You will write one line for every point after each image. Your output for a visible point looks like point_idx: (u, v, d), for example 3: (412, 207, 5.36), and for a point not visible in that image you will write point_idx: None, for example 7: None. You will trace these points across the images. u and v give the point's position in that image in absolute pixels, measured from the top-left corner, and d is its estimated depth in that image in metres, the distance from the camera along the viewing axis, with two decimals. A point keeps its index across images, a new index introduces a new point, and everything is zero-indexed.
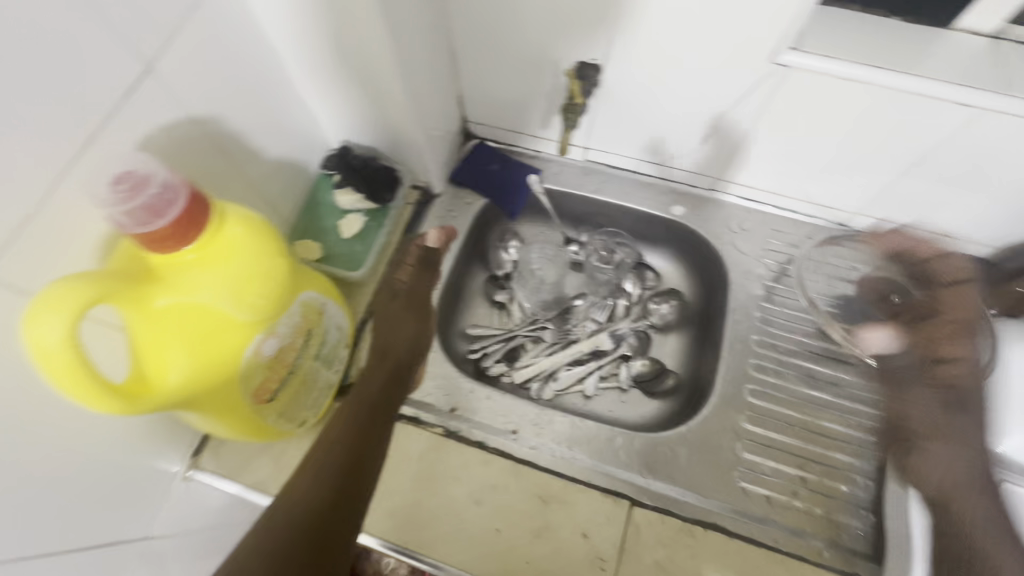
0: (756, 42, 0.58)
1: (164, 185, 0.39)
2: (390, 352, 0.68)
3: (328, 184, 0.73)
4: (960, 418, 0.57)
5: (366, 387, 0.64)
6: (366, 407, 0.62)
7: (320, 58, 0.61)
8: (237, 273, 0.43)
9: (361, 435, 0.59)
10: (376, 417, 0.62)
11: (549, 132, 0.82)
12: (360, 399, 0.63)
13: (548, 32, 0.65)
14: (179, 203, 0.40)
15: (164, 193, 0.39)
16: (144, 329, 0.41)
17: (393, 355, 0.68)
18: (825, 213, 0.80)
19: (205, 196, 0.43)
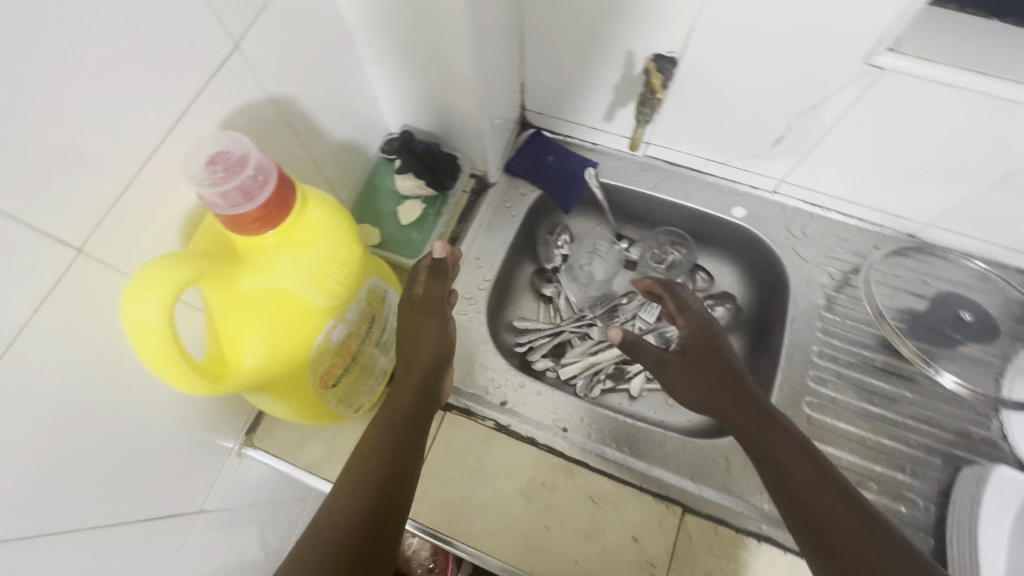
0: (850, 41, 0.55)
1: (258, 167, 0.38)
2: (412, 363, 0.61)
3: (389, 169, 0.72)
4: (687, 357, 0.61)
5: (398, 398, 0.59)
6: (396, 417, 0.57)
7: (392, 40, 0.59)
8: (317, 257, 0.43)
9: (395, 448, 0.55)
10: (407, 429, 0.57)
11: (610, 125, 0.79)
12: (392, 410, 0.58)
13: (626, 22, 0.63)
14: (269, 186, 0.39)
15: (258, 175, 0.38)
16: (227, 311, 0.41)
17: (418, 364, 0.61)
18: (894, 223, 0.76)
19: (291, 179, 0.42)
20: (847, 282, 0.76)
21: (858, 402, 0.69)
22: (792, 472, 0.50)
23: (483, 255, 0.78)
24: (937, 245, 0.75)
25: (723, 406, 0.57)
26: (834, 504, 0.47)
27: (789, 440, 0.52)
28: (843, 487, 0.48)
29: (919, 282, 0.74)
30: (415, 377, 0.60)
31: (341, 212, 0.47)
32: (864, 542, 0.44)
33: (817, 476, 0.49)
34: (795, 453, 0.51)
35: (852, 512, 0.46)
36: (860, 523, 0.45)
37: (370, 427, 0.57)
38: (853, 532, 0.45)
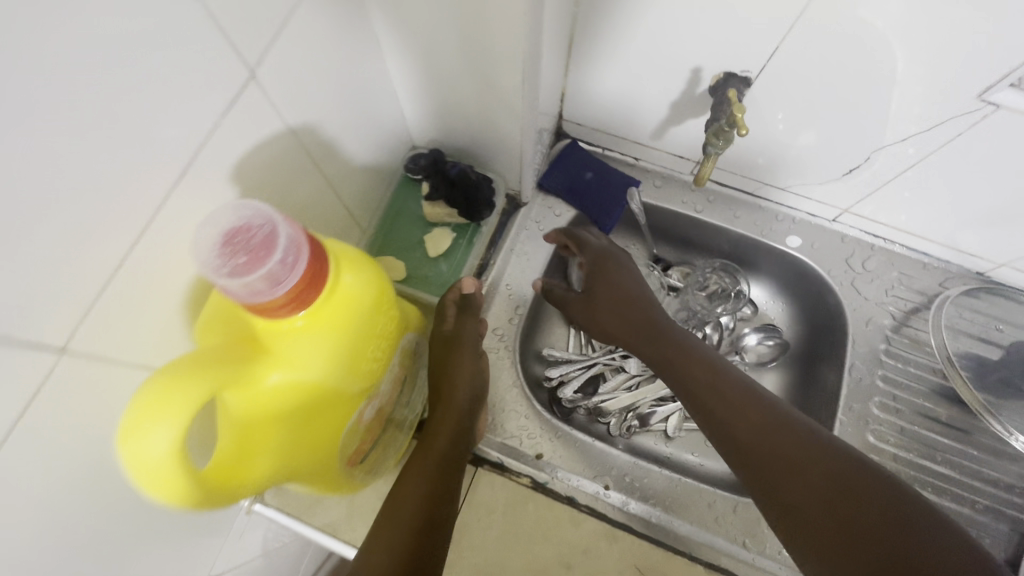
0: (965, 74, 0.48)
1: (287, 248, 0.31)
2: (444, 410, 0.55)
3: (414, 192, 0.65)
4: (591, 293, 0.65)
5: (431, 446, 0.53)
6: (429, 474, 0.51)
7: (426, 54, 0.50)
8: (352, 342, 0.37)
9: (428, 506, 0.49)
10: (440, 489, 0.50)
11: (659, 141, 0.71)
12: (424, 460, 0.52)
13: (698, 36, 0.54)
14: (302, 267, 0.32)
15: (287, 258, 0.31)
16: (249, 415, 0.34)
17: (452, 409, 0.55)
18: (963, 260, 0.70)
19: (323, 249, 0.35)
20: (907, 323, 0.70)
21: (921, 461, 0.64)
22: (688, 368, 0.56)
23: (514, 282, 0.71)
24: (1008, 285, 0.69)
25: (630, 328, 0.62)
26: (725, 386, 0.53)
27: (681, 343, 0.58)
28: (728, 375, 0.54)
29: (989, 327, 0.68)
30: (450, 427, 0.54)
31: (373, 269, 0.40)
32: (749, 414, 0.50)
33: (707, 370, 0.55)
34: (687, 352, 0.57)
35: (740, 390, 0.52)
36: (745, 400, 0.51)
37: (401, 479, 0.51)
38: (741, 407, 0.51)
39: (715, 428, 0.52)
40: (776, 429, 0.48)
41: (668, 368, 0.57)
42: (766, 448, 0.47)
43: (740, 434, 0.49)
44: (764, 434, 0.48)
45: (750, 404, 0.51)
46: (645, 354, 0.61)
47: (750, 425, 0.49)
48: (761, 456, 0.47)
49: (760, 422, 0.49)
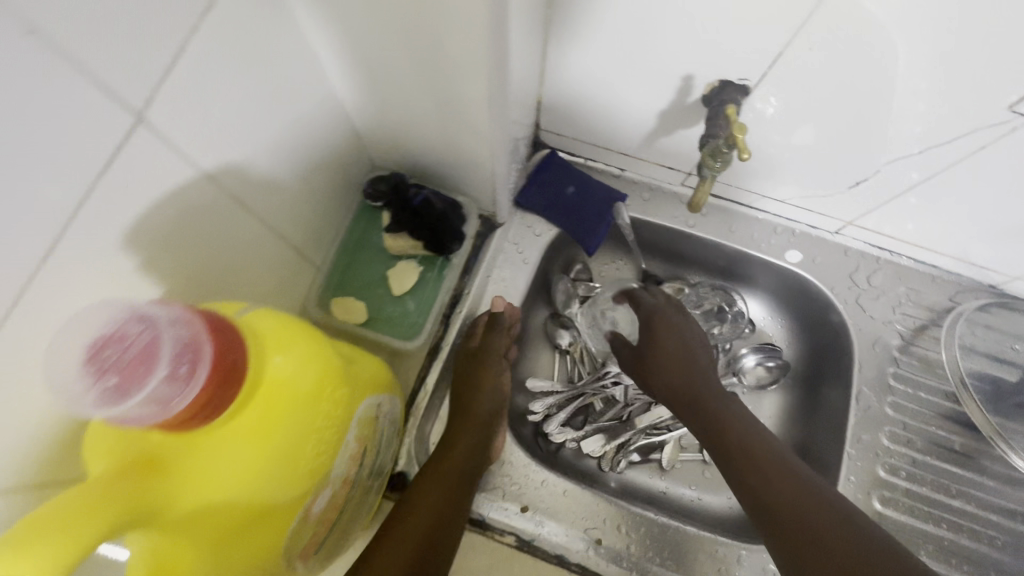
0: (992, 83, 0.42)
1: (173, 357, 0.26)
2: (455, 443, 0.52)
3: (374, 222, 0.58)
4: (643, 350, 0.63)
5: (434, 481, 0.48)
6: (432, 514, 0.46)
7: (377, 71, 0.43)
8: (279, 445, 0.31)
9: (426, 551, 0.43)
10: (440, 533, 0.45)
11: (647, 152, 0.65)
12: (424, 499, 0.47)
13: (690, 40, 0.47)
14: (200, 378, 0.27)
15: (175, 371, 0.26)
16: (156, 552, 0.28)
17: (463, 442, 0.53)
18: (975, 272, 0.65)
19: (235, 338, 0.29)
20: (915, 342, 0.65)
21: (935, 495, 0.60)
22: (724, 428, 0.54)
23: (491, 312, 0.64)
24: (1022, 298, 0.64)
25: (667, 383, 0.60)
26: (763, 453, 0.51)
27: (718, 401, 0.56)
28: (767, 442, 0.52)
29: (1004, 345, 0.63)
30: (465, 450, 0.52)
31: (312, 344, 0.34)
32: (786, 484, 0.48)
33: (745, 433, 0.53)
34: (726, 412, 0.55)
35: (776, 459, 0.50)
36: (784, 471, 0.49)
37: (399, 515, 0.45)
38: (777, 477, 0.49)
39: (744, 495, 0.50)
40: (813, 505, 0.46)
41: (703, 425, 0.56)
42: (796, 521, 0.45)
43: (772, 502, 0.47)
44: (797, 506, 0.46)
45: (786, 474, 0.49)
46: (681, 411, 0.59)
47: (781, 499, 0.47)
48: (793, 529, 0.45)
49: (797, 495, 0.47)
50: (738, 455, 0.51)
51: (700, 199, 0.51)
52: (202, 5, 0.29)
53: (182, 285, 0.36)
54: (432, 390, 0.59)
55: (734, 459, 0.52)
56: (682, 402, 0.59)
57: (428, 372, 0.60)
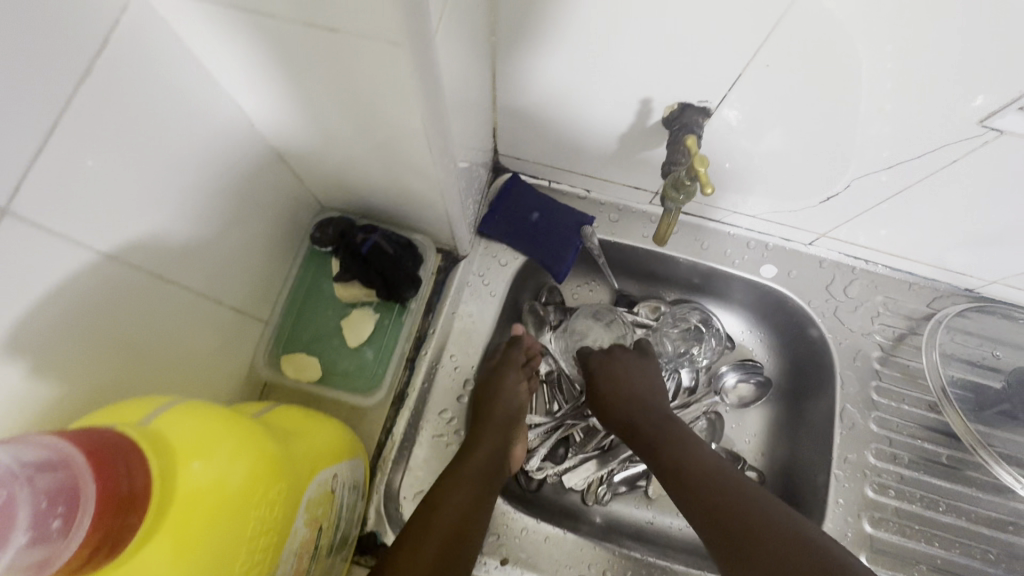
0: (953, 99, 0.40)
1: (39, 517, 0.23)
2: (469, 461, 0.51)
3: (324, 271, 0.57)
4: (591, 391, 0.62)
5: (450, 495, 0.48)
6: (448, 529, 0.47)
7: (305, 119, 0.40)
8: (198, 565, 0.28)
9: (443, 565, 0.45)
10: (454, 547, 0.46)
11: (610, 173, 0.62)
12: (444, 514, 0.47)
13: (640, 64, 0.45)
14: (81, 524, 0.24)
15: (46, 531, 0.23)
16: None
17: (478, 458, 0.52)
18: (952, 278, 0.63)
19: (128, 457, 0.26)
20: (896, 352, 0.64)
21: (925, 511, 0.59)
22: (676, 456, 0.53)
23: (459, 351, 0.59)
24: (1001, 301, 0.63)
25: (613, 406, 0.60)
26: (711, 476, 0.50)
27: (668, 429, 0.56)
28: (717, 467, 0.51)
29: (985, 350, 0.62)
30: (483, 455, 0.52)
31: (242, 437, 0.31)
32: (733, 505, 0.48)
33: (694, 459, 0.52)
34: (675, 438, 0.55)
35: (728, 482, 0.49)
36: (731, 490, 0.49)
37: (418, 528, 0.46)
38: (725, 500, 0.48)
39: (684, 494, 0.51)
40: (757, 525, 0.45)
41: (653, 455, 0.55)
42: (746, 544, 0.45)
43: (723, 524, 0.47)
44: (746, 529, 0.46)
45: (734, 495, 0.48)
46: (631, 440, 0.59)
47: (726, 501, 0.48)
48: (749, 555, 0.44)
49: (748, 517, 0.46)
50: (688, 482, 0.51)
51: (664, 233, 0.49)
52: (72, 79, 0.27)
53: (94, 380, 0.33)
54: (400, 440, 0.55)
55: (686, 487, 0.51)
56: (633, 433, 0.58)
57: (395, 421, 0.56)
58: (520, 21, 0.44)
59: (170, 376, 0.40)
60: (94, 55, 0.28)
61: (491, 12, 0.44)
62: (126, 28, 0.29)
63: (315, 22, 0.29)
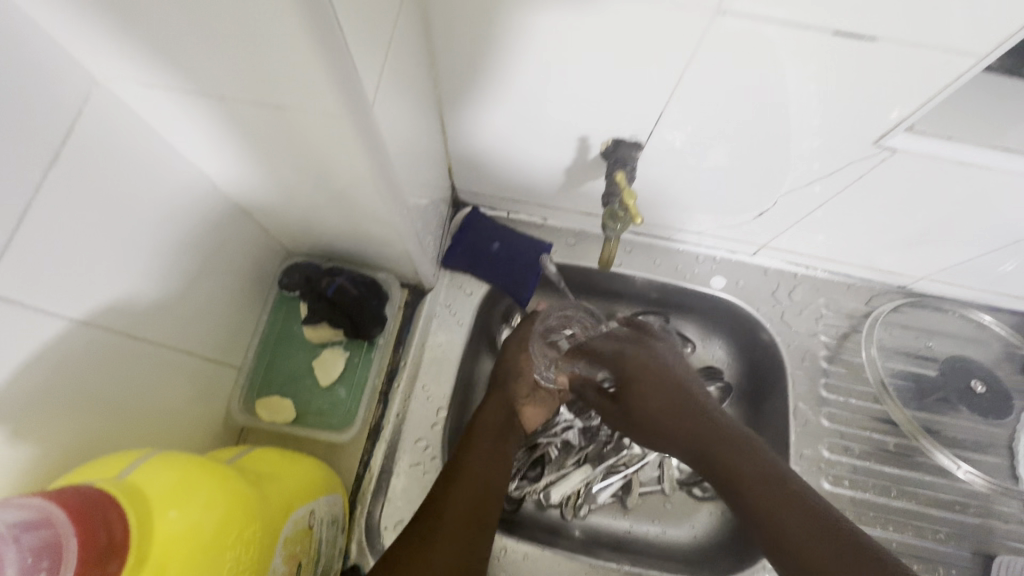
0: (847, 125, 0.45)
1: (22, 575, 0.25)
2: (483, 421, 0.58)
3: (295, 315, 0.59)
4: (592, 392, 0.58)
5: (475, 451, 0.55)
6: (480, 475, 0.54)
7: (264, 178, 0.43)
8: None
9: (476, 503, 0.52)
10: (487, 491, 0.53)
11: (562, 202, 0.66)
12: (470, 462, 0.54)
13: (574, 107, 0.49)
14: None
15: None
16: None
17: (489, 417, 0.59)
18: (885, 277, 0.68)
19: (108, 511, 0.28)
20: (841, 349, 0.69)
21: (879, 498, 0.63)
22: (734, 474, 0.47)
23: (430, 380, 0.61)
24: (930, 294, 0.68)
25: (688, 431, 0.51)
26: (788, 505, 0.43)
27: (744, 445, 0.48)
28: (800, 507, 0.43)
29: (921, 342, 0.68)
30: (497, 412, 0.59)
31: (216, 486, 0.33)
32: (822, 543, 0.40)
33: (766, 488, 0.45)
34: (750, 456, 0.47)
35: (808, 518, 0.42)
36: (813, 528, 0.41)
37: (449, 479, 0.53)
38: (809, 539, 0.41)
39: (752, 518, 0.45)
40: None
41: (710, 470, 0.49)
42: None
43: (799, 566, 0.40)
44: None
45: (814, 534, 0.41)
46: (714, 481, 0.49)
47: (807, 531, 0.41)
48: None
49: (837, 568, 0.39)
50: (757, 514, 0.44)
51: (606, 262, 0.56)
52: (42, 164, 0.30)
53: (72, 442, 0.35)
54: (378, 471, 0.57)
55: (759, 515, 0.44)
56: (710, 471, 0.49)
57: (371, 454, 0.58)
58: (461, 74, 0.48)
59: (147, 428, 0.42)
60: (63, 141, 0.31)
61: (433, 68, 0.47)
62: (88, 115, 0.32)
63: (265, 100, 0.32)
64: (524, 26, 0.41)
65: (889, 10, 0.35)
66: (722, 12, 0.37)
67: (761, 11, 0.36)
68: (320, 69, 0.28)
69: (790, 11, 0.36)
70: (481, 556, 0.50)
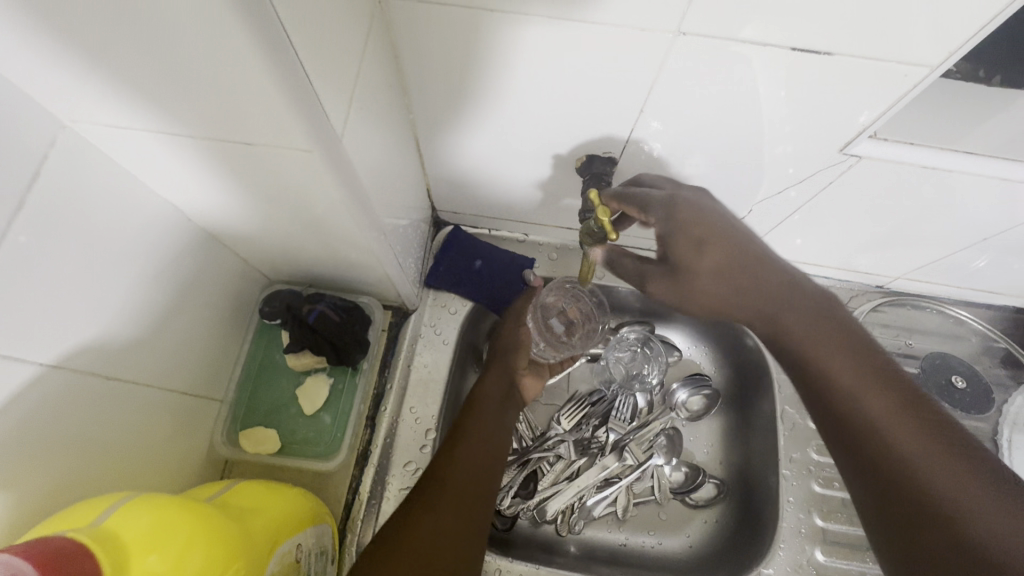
0: (812, 134, 0.46)
1: None
2: (486, 390, 0.59)
3: (277, 343, 0.59)
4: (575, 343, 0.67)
5: (478, 423, 0.55)
6: (478, 446, 0.53)
7: (238, 212, 0.43)
8: None
9: (477, 473, 0.51)
10: (488, 463, 0.53)
11: (541, 218, 0.67)
12: (473, 432, 0.54)
13: (547, 126, 0.50)
14: None
15: None
16: None
17: (489, 389, 0.59)
18: (864, 278, 0.70)
19: (86, 560, 0.28)
20: None
21: None
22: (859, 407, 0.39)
23: (418, 403, 0.60)
24: (907, 293, 0.70)
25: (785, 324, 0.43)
26: (909, 417, 0.37)
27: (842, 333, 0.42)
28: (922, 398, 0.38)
29: (901, 340, 0.68)
30: (498, 383, 0.60)
31: (195, 527, 0.33)
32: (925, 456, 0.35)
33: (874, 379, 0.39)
34: (848, 358, 0.40)
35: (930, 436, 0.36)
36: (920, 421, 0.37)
37: (452, 447, 0.52)
38: (932, 461, 0.35)
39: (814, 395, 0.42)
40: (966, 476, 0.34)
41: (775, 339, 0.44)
42: (892, 479, 0.36)
43: (874, 452, 0.37)
44: (947, 475, 0.34)
45: (947, 454, 0.35)
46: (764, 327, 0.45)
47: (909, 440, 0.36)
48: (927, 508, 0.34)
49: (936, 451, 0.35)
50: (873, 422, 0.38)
51: (585, 277, 0.58)
52: (7, 214, 0.30)
53: (44, 492, 0.34)
54: (367, 497, 0.56)
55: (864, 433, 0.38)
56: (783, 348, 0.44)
57: (360, 479, 0.57)
58: (432, 99, 0.48)
59: (125, 470, 0.41)
60: (26, 188, 0.31)
61: (405, 95, 0.48)
62: (54, 159, 0.32)
63: (233, 139, 0.32)
64: (493, 51, 0.42)
65: (840, 27, 0.36)
66: (682, 33, 0.38)
67: (720, 32, 0.37)
68: (285, 105, 0.28)
69: (751, 29, 0.37)
70: (479, 530, 0.48)
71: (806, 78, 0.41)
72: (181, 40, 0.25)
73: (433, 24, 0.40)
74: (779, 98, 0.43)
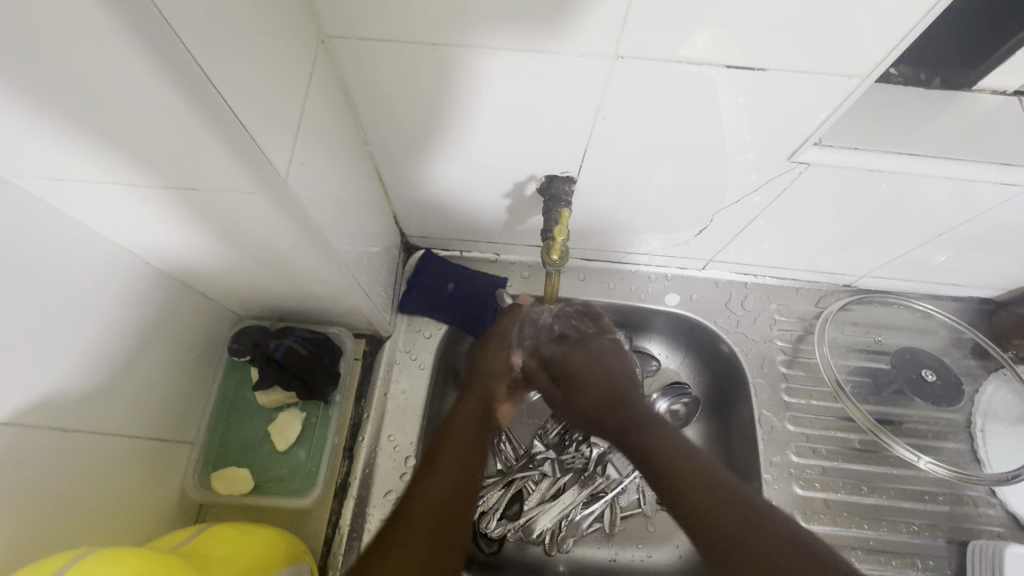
0: (760, 142, 0.48)
1: None
2: (455, 420, 0.53)
3: (248, 379, 0.59)
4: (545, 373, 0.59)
5: (446, 449, 0.49)
6: (454, 470, 0.47)
7: (196, 253, 0.43)
8: None
9: (456, 496, 0.45)
10: (467, 481, 0.47)
11: (510, 237, 0.67)
12: (443, 457, 0.48)
13: (506, 150, 0.51)
14: None
15: None
16: None
17: (462, 417, 0.53)
18: (830, 278, 0.71)
19: None
20: (798, 353, 0.71)
21: (850, 496, 0.64)
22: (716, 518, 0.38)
23: (396, 430, 0.60)
24: (874, 290, 0.71)
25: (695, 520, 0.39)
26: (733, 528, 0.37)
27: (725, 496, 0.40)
28: (763, 511, 0.38)
29: (871, 337, 0.70)
30: (469, 415, 0.54)
31: None
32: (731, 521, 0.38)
33: (703, 482, 0.40)
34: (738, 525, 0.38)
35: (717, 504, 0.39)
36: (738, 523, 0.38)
37: (425, 473, 0.46)
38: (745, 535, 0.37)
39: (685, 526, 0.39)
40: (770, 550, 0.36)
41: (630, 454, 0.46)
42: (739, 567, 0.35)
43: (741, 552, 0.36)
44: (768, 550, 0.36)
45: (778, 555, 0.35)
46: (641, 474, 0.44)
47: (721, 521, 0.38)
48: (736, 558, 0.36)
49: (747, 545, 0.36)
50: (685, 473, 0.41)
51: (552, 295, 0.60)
52: None
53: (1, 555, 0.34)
54: (348, 530, 0.55)
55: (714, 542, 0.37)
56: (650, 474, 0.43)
57: (340, 512, 0.56)
58: (386, 128, 0.49)
59: (87, 522, 0.41)
60: None
61: (360, 127, 0.48)
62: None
63: (177, 183, 0.33)
64: (442, 82, 0.43)
65: (767, 42, 0.37)
66: (620, 55, 0.39)
67: (658, 52, 0.38)
68: (222, 151, 0.29)
69: (686, 49, 0.38)
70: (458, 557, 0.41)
71: (745, 92, 0.42)
72: (112, 93, 0.26)
73: (379, 57, 0.41)
74: (723, 111, 0.44)
